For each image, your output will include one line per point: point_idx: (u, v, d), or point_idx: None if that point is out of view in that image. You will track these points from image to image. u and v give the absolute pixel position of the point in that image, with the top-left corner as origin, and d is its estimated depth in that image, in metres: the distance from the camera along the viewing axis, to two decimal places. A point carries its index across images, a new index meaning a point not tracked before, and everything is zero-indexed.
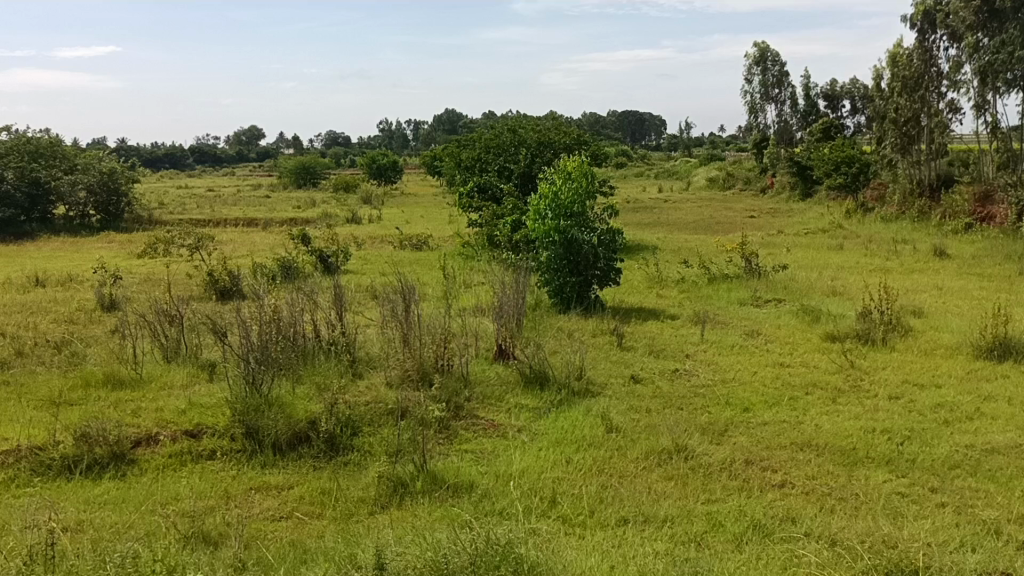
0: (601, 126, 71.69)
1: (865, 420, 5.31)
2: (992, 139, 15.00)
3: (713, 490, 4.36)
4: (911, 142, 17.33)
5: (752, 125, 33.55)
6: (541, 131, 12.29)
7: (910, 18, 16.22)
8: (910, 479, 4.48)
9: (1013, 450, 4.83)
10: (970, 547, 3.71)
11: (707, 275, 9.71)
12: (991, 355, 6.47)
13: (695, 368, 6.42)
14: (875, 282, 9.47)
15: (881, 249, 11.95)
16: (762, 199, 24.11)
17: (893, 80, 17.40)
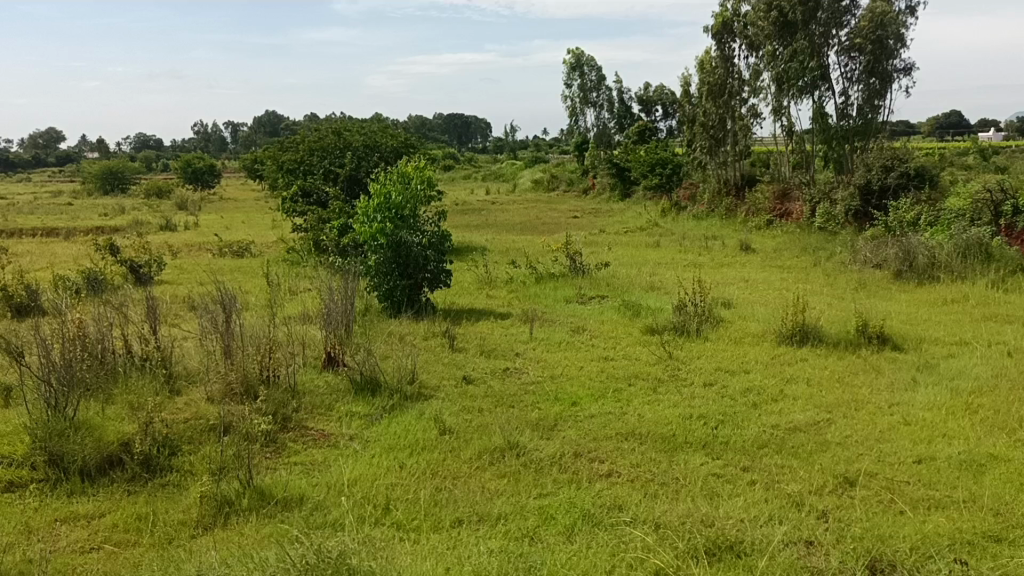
0: (428, 130, 71.80)
1: (683, 407, 5.61)
2: (788, 141, 16.25)
3: (545, 484, 4.46)
4: (717, 144, 18.46)
5: (573, 128, 34.71)
6: (366, 135, 12.17)
7: (713, 28, 17.29)
8: (725, 461, 4.78)
9: (813, 426, 5.25)
10: (777, 520, 4.01)
11: (534, 275, 9.95)
12: (792, 341, 7.02)
13: (525, 366, 6.54)
14: (688, 277, 10.03)
15: (693, 246, 12.68)
16: (585, 200, 24.94)
17: (700, 86, 18.49)
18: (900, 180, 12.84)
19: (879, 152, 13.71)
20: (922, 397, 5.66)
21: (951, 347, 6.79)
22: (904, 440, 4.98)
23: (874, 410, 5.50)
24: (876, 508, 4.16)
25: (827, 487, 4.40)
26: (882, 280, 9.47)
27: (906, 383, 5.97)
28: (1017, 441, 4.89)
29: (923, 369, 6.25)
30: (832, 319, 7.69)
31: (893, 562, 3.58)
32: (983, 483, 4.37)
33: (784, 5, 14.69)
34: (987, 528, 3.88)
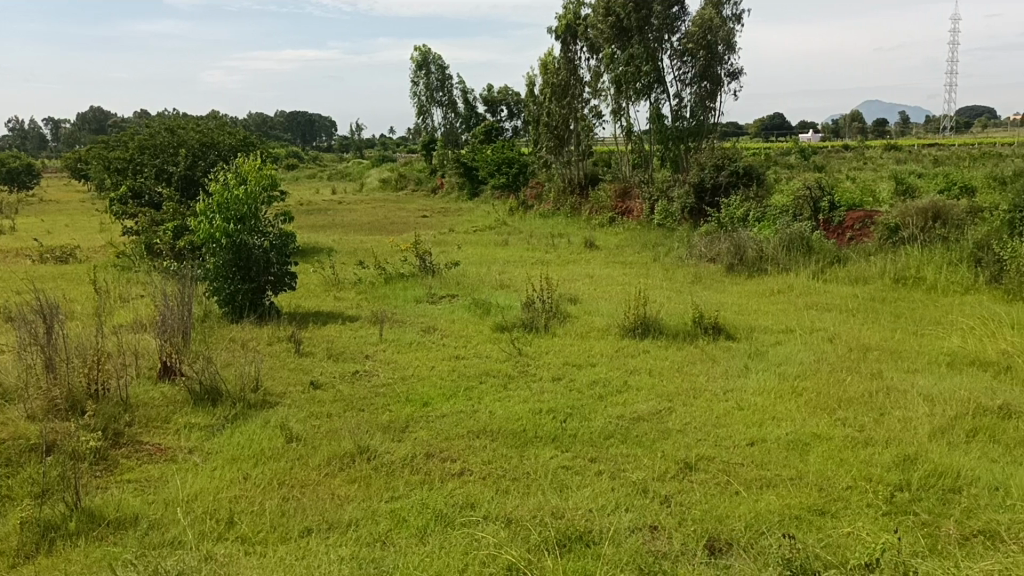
0: (270, 127, 69.56)
1: (533, 402, 5.71)
2: (628, 142, 16.86)
3: (396, 487, 4.41)
4: (561, 143, 18.88)
5: (419, 127, 34.59)
6: (203, 132, 11.67)
7: (555, 30, 17.68)
8: (573, 453, 4.89)
9: (655, 415, 5.47)
10: (624, 507, 4.14)
11: (383, 275, 9.84)
12: (634, 333, 7.28)
13: (375, 369, 6.45)
14: (536, 274, 10.22)
15: (541, 243, 12.92)
16: (433, 199, 24.91)
17: (543, 86, 18.85)
18: (730, 179, 13.60)
19: (710, 152, 14.46)
20: (753, 382, 6.01)
21: (778, 334, 7.25)
22: (738, 424, 5.27)
23: (710, 397, 5.78)
24: (714, 490, 4.38)
25: (669, 473, 4.58)
26: (716, 273, 9.99)
27: (739, 370, 6.33)
28: (837, 420, 5.28)
29: (754, 356, 6.65)
30: (671, 311, 8.05)
31: (729, 541, 3.79)
32: (809, 461, 4.69)
33: (620, 10, 15.22)
34: (812, 502, 4.17)
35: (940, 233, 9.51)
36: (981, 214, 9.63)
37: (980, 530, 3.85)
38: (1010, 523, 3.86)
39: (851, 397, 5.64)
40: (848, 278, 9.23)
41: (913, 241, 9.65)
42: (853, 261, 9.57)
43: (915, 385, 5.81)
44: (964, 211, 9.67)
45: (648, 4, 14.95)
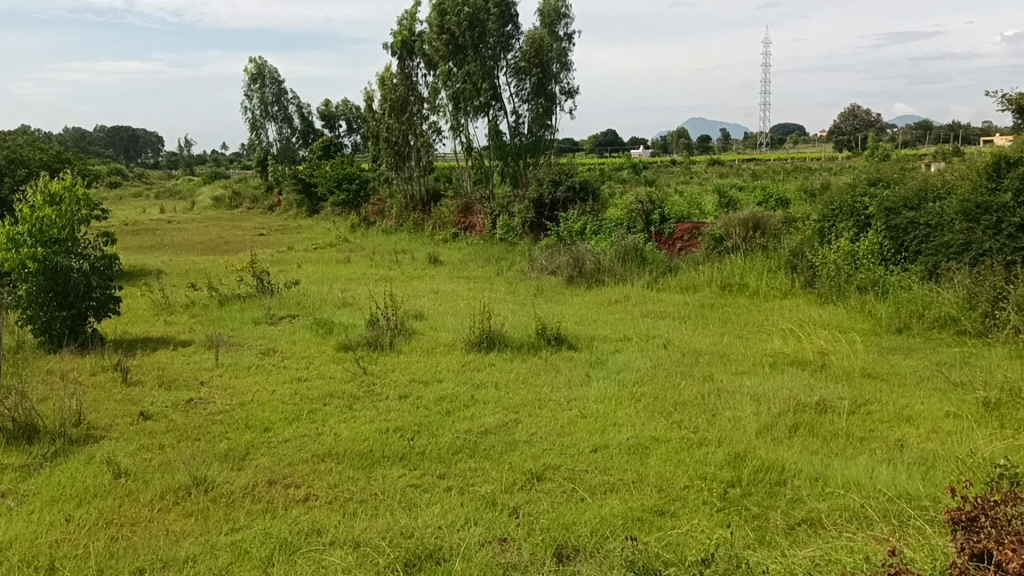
0: (89, 142, 65.30)
1: (379, 421, 5.62)
2: (468, 158, 17.02)
3: (237, 518, 4.23)
4: (402, 159, 18.81)
5: (254, 142, 33.49)
6: (10, 147, 10.81)
7: (391, 46, 17.64)
8: (421, 471, 4.86)
9: (501, 428, 5.52)
10: (473, 522, 4.15)
11: (217, 297, 9.43)
12: (480, 347, 7.33)
13: (211, 395, 6.16)
14: (379, 291, 10.11)
15: (383, 260, 12.81)
16: (270, 217, 24.17)
17: (381, 102, 18.73)
18: (567, 194, 14.01)
19: (547, 168, 14.86)
20: (595, 391, 6.19)
21: (617, 343, 7.51)
22: (582, 432, 5.41)
23: (554, 406, 5.91)
24: (560, 498, 4.47)
25: (517, 485, 4.63)
26: (557, 285, 10.23)
27: (581, 379, 6.49)
28: (673, 423, 5.52)
29: (595, 365, 6.85)
30: (514, 324, 8.17)
31: (576, 547, 3.87)
32: (649, 464, 4.87)
33: (455, 28, 15.38)
34: (653, 504, 4.33)
35: (760, 242, 10.20)
36: (795, 224, 10.40)
37: (803, 519, 4.13)
38: (828, 509, 4.17)
39: (686, 400, 5.92)
40: (679, 286, 9.69)
41: (736, 250, 10.29)
42: (684, 270, 10.08)
43: (742, 385, 6.17)
44: (780, 221, 10.41)
45: (481, 22, 15.20)
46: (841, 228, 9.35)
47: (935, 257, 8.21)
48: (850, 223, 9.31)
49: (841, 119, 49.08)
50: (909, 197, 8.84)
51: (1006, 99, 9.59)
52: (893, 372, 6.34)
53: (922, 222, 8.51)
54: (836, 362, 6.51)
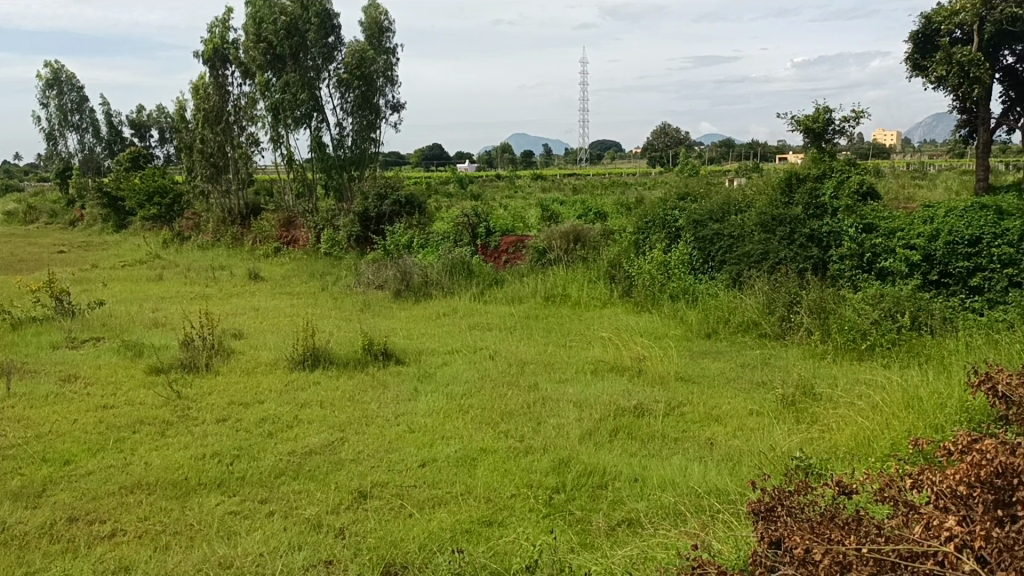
0: None
1: (194, 447, 5.33)
2: (290, 170, 16.56)
3: (32, 561, 3.87)
4: (218, 172, 18.01)
5: (52, 152, 31.04)
6: None
7: (203, 54, 16.91)
8: (241, 496, 4.65)
9: (327, 447, 5.38)
10: (297, 546, 4.02)
11: (9, 320, 8.64)
12: (303, 365, 7.13)
13: (1, 429, 5.61)
14: (195, 310, 9.62)
15: (200, 277, 12.21)
16: (71, 233, 22.45)
17: (195, 112, 17.88)
18: (393, 208, 13.93)
19: (372, 182, 14.73)
20: (422, 405, 6.16)
21: (444, 356, 7.52)
22: (409, 447, 5.37)
23: (381, 423, 5.83)
24: (388, 515, 4.41)
25: (343, 505, 4.53)
26: (384, 299, 10.12)
27: (408, 394, 6.44)
28: (501, 432, 5.60)
29: (423, 379, 6.82)
30: (339, 340, 8.00)
31: (404, 564, 3.84)
32: (477, 475, 4.91)
33: (272, 37, 14.94)
34: (481, 514, 4.36)
35: (580, 254, 10.56)
36: (613, 236, 10.86)
37: (623, 519, 4.29)
38: (647, 509, 4.35)
39: (512, 410, 6.02)
40: (504, 298, 9.85)
41: (559, 261, 10.58)
42: (509, 282, 10.27)
43: (565, 393, 6.34)
44: (599, 234, 10.84)
45: (300, 32, 14.89)
46: (654, 239, 9.89)
47: (738, 266, 8.80)
48: (662, 234, 9.84)
49: (654, 136, 51.80)
50: (714, 210, 9.46)
51: (795, 120, 10.49)
52: (704, 374, 6.74)
53: (727, 233, 9.11)
54: (652, 367, 6.83)
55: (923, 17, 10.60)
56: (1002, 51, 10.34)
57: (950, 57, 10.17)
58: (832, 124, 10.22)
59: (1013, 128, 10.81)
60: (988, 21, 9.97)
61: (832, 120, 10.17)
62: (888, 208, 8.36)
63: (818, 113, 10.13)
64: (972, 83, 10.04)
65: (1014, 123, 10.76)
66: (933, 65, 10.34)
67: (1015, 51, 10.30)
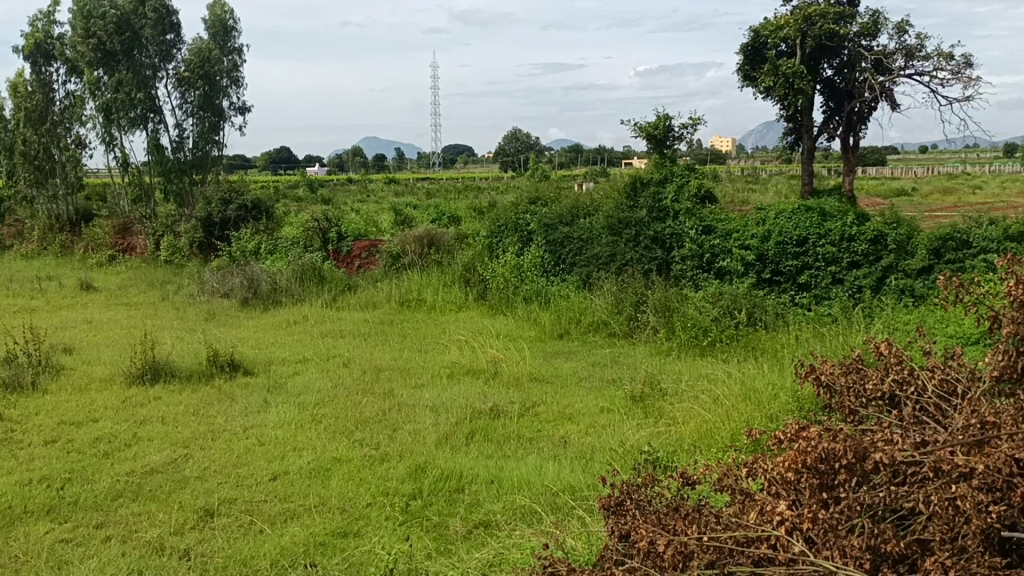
0: None
1: (20, 473, 4.93)
2: (125, 174, 15.64)
3: None
4: (43, 176, 16.72)
5: None
6: None
7: (23, 49, 15.69)
8: (74, 523, 4.34)
9: (170, 465, 5.11)
10: (139, 572, 3.79)
11: None
12: (142, 380, 6.74)
13: None
14: (18, 324, 8.91)
15: (24, 288, 11.32)
16: None
17: (14, 111, 16.55)
18: (238, 213, 13.42)
19: (215, 186, 14.13)
20: (272, 417, 5.96)
21: (294, 365, 7.30)
22: (259, 460, 5.18)
23: (228, 437, 5.59)
24: (237, 533, 4.23)
25: (188, 525, 4.31)
26: (230, 307, 9.73)
27: (258, 406, 6.22)
28: (355, 441, 5.49)
29: (273, 390, 6.59)
30: (182, 352, 7.62)
31: None
32: (331, 486, 4.79)
33: (101, 33, 14.04)
34: (335, 526, 4.26)
35: (434, 258, 10.53)
36: (466, 240, 10.92)
37: (480, 522, 4.31)
38: (503, 510, 4.38)
39: (366, 418, 5.92)
40: (358, 304, 9.68)
41: (412, 266, 10.52)
42: (362, 287, 10.12)
43: (421, 398, 6.30)
44: (452, 238, 10.86)
45: (134, 28, 14.12)
46: (507, 243, 10.02)
47: (587, 268, 9.03)
48: (515, 238, 9.98)
49: (505, 141, 52.44)
50: (563, 214, 9.69)
51: (638, 127, 10.89)
52: (557, 374, 6.87)
53: (576, 236, 9.34)
54: (507, 369, 6.91)
55: (752, 31, 11.25)
56: (821, 64, 11.13)
57: (776, 69, 10.85)
58: (672, 130, 10.69)
59: (832, 137, 11.66)
60: (809, 36, 10.72)
61: (672, 127, 10.63)
62: (725, 211, 8.82)
63: (659, 120, 10.57)
64: (796, 94, 10.75)
65: (834, 132, 11.60)
66: (762, 77, 11.00)
67: (832, 65, 11.11)
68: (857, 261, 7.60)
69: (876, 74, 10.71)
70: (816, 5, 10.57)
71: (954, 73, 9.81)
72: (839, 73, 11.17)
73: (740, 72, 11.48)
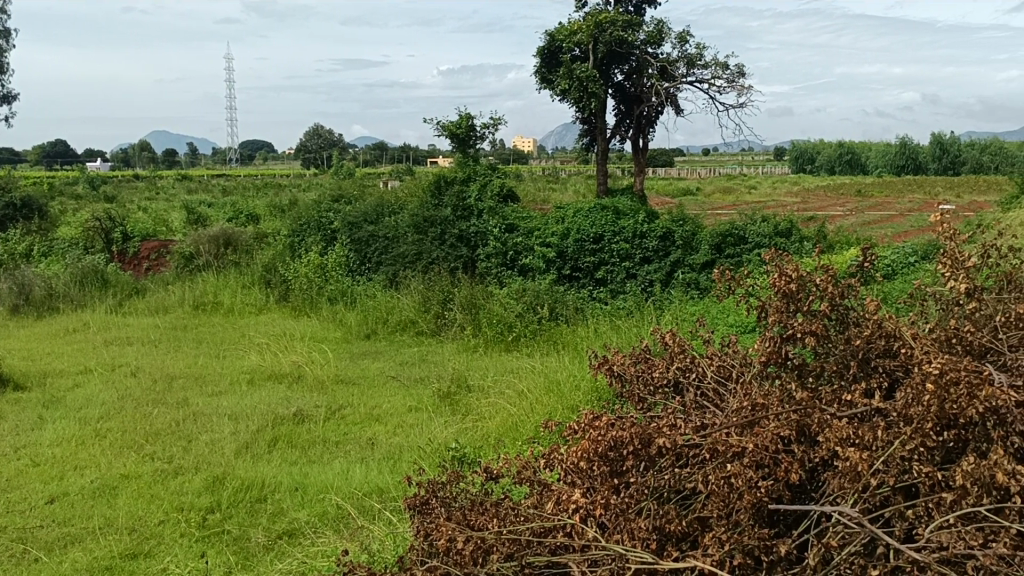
0: None
1: None
2: None
3: None
4: None
5: None
6: None
7: None
8: None
9: None
10: None
11: None
12: None
13: None
14: None
15: None
16: None
17: None
18: (5, 211, 12.17)
19: None
20: (48, 435, 5.44)
21: (74, 377, 6.72)
22: (34, 483, 4.72)
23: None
24: (8, 564, 3.83)
25: None
26: None
27: (32, 423, 5.67)
28: (144, 456, 5.13)
29: (49, 406, 6.03)
30: None
31: None
32: (118, 505, 4.45)
33: None
34: (123, 548, 3.96)
35: (231, 258, 10.05)
36: (265, 240, 10.52)
37: (284, 531, 4.16)
38: (308, 517, 4.25)
39: (158, 430, 5.55)
40: (147, 308, 9.06)
41: (208, 267, 9.98)
42: (152, 291, 9.50)
43: (219, 407, 5.99)
44: (250, 237, 10.43)
45: None
46: (309, 243, 9.78)
47: (393, 267, 8.97)
48: (318, 238, 9.75)
49: (306, 137, 51.04)
50: (368, 212, 9.55)
51: (440, 125, 10.93)
52: (363, 375, 6.76)
53: (381, 235, 9.24)
54: (311, 372, 6.72)
55: (547, 34, 11.59)
56: (612, 69, 11.67)
57: (571, 72, 11.24)
58: (474, 130, 10.83)
59: (624, 139, 12.27)
60: (600, 42, 11.20)
61: (474, 126, 10.77)
62: (526, 210, 9.05)
63: (461, 119, 10.67)
64: (589, 97, 11.21)
65: (625, 134, 12.23)
66: (558, 79, 11.36)
67: (623, 70, 11.67)
68: (648, 257, 8.05)
69: (661, 80, 11.38)
70: (606, 13, 11.07)
71: (729, 81, 10.61)
72: (629, 78, 11.76)
73: (537, 74, 11.79)
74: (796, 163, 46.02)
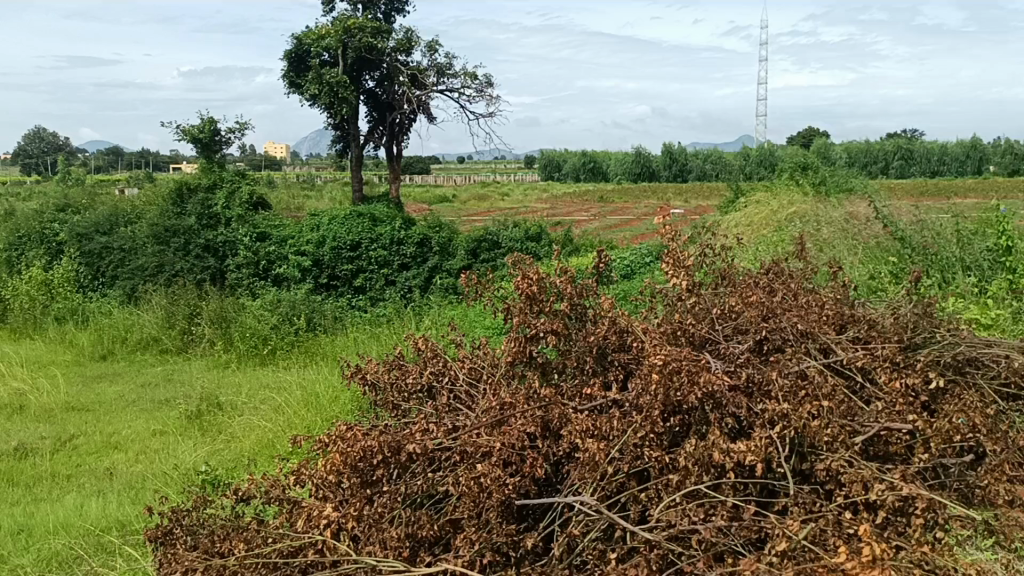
0: None
1: None
2: None
3: None
4: None
5: None
6: None
7: None
8: None
9: None
10: None
11: None
12: None
13: None
14: None
15: None
16: None
17: None
18: None
19: None
20: None
21: None
22: None
23: None
24: None
25: None
26: None
27: None
28: None
29: None
30: None
31: None
32: None
33: None
34: None
35: None
36: None
37: None
38: (33, 562, 3.80)
39: None
40: None
41: None
42: None
43: None
44: None
45: None
46: (32, 256, 8.83)
47: (132, 281, 8.30)
48: (41, 251, 8.83)
49: (26, 140, 46.01)
50: (100, 222, 8.76)
51: (180, 129, 10.28)
52: (99, 400, 6.17)
53: (116, 246, 8.52)
54: (36, 401, 6.03)
55: (294, 38, 11.27)
56: (363, 75, 11.57)
57: (320, 77, 10.99)
58: (219, 134, 10.30)
59: (378, 145, 12.23)
60: (349, 48, 11.07)
61: (219, 131, 10.25)
62: (277, 218, 8.68)
63: (204, 123, 10.10)
64: (340, 102, 11.04)
65: (379, 141, 12.21)
66: (307, 84, 11.07)
67: (373, 76, 11.61)
68: (406, 264, 8.07)
69: (412, 88, 11.44)
70: (354, 18, 10.97)
71: (478, 91, 10.89)
72: (381, 85, 11.74)
73: (285, 79, 11.43)
74: (545, 171, 48.22)
